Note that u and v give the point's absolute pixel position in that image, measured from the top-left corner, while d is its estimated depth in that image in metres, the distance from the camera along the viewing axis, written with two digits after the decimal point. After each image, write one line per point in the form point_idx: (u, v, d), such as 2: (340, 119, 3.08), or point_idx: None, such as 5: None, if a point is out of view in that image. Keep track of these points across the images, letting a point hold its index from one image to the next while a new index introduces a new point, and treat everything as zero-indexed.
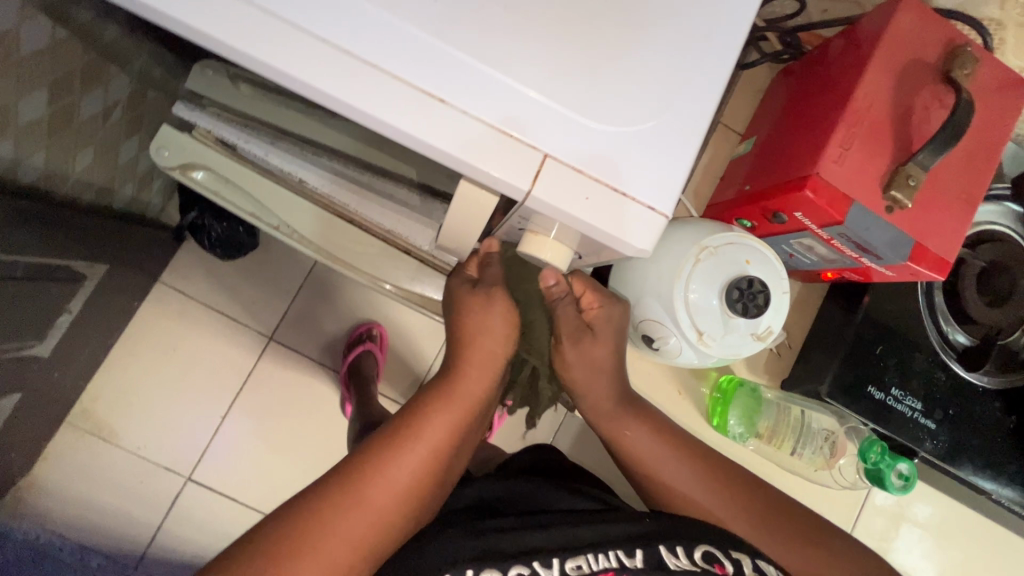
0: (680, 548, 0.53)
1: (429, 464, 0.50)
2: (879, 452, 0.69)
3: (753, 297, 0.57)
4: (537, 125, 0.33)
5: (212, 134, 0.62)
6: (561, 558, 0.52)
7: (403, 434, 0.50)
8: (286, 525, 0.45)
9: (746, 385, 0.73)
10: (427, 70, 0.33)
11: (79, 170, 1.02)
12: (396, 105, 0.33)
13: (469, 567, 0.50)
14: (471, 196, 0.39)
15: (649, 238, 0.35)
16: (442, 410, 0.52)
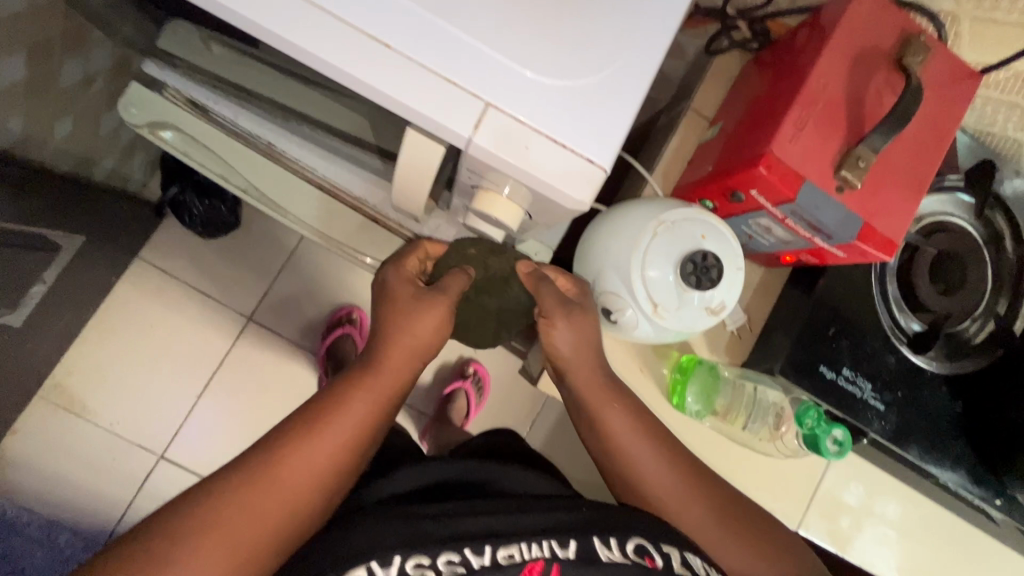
0: (613, 540, 0.51)
1: (348, 449, 0.49)
2: (814, 416, 0.69)
3: (707, 270, 0.58)
4: (481, 74, 0.34)
5: (184, 95, 0.62)
6: (493, 546, 0.49)
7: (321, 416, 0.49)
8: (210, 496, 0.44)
9: (705, 363, 0.74)
10: (372, 14, 0.34)
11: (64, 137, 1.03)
12: (341, 50, 0.33)
13: (396, 555, 0.46)
14: (421, 156, 0.39)
15: (586, 188, 0.36)
16: (363, 391, 0.51)
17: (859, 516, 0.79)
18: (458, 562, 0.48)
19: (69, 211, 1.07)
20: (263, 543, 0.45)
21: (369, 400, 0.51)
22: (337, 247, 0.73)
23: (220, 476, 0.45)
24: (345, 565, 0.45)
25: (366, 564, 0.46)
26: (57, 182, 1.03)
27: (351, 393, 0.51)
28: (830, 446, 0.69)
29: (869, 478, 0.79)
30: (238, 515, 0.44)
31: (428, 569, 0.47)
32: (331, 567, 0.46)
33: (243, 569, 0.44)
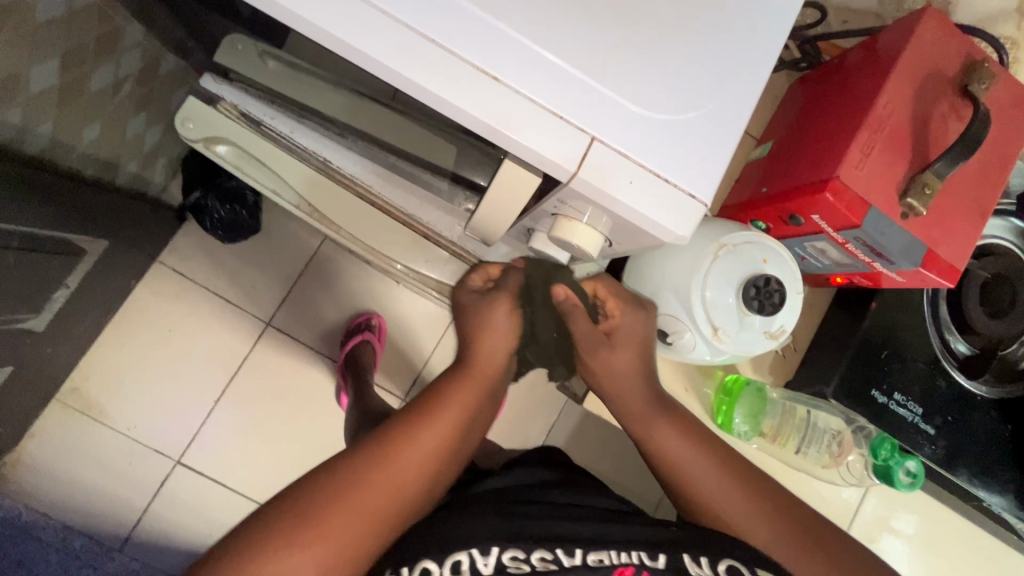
0: (704, 559, 0.51)
1: (441, 451, 0.50)
2: (889, 449, 0.70)
3: (769, 294, 0.58)
4: (589, 109, 0.34)
5: (239, 109, 0.62)
6: (584, 549, 0.51)
7: (423, 415, 0.50)
8: (314, 487, 0.45)
9: (752, 384, 0.73)
10: (480, 44, 0.33)
11: (92, 142, 1.03)
12: (447, 80, 0.33)
13: (495, 546, 0.50)
14: (508, 185, 0.39)
15: (688, 222, 0.35)
16: (463, 392, 0.52)
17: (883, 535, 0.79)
18: (551, 559, 0.50)
19: (93, 215, 1.06)
20: (360, 539, 0.45)
21: (468, 399, 0.52)
22: (385, 261, 0.74)
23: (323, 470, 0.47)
24: (448, 548, 0.49)
25: (470, 550, 0.49)
26: (84, 187, 1.02)
27: (449, 394, 0.52)
28: (902, 478, 0.70)
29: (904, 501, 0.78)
30: (340, 510, 0.45)
31: (524, 563, 0.50)
32: (435, 548, 0.49)
33: (341, 564, 0.45)
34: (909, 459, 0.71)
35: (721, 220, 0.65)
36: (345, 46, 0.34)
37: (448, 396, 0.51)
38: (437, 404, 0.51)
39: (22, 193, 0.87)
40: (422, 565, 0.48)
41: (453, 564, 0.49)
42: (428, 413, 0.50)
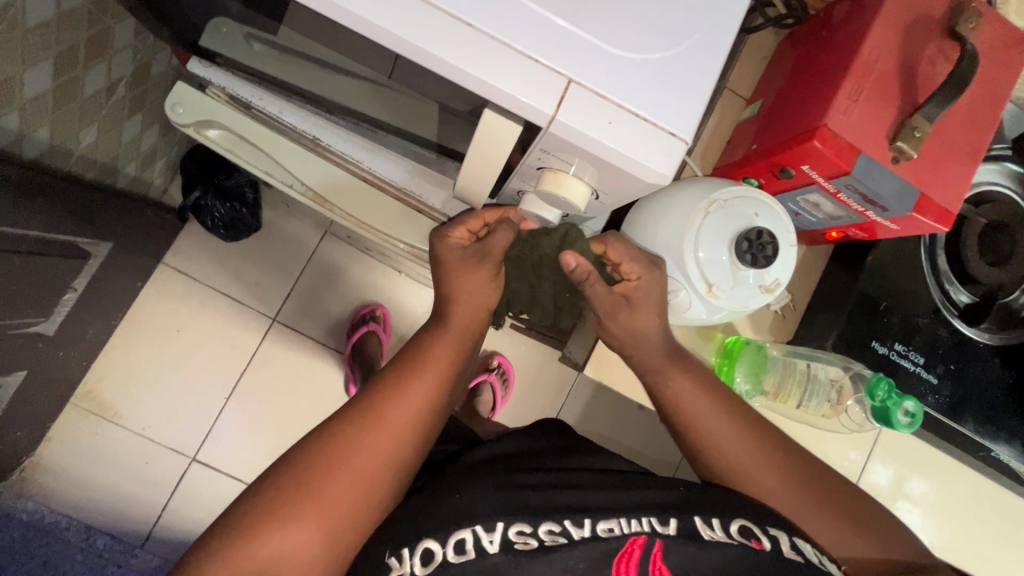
0: (715, 521, 0.51)
1: (427, 411, 0.50)
2: (887, 388, 0.65)
3: (762, 247, 0.58)
4: (565, 52, 0.34)
5: (228, 92, 0.64)
6: (593, 519, 0.50)
7: (396, 386, 0.50)
8: (300, 464, 0.46)
9: (752, 343, 0.72)
10: None
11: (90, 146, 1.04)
12: (422, 31, 0.34)
13: (500, 521, 0.50)
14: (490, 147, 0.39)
15: (668, 161, 0.36)
16: (435, 360, 0.52)
17: (896, 497, 0.76)
18: (559, 531, 0.50)
19: (98, 218, 1.08)
20: (350, 511, 0.46)
21: (441, 366, 0.52)
22: (385, 240, 0.73)
23: (308, 445, 0.48)
24: (451, 528, 0.49)
25: (475, 528, 0.49)
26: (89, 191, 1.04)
27: (423, 357, 0.52)
28: (900, 418, 0.66)
29: (914, 456, 0.76)
30: (327, 483, 0.46)
31: (531, 537, 0.49)
32: (438, 528, 0.49)
33: (335, 536, 0.46)
34: (906, 399, 0.66)
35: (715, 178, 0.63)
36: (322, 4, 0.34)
37: (421, 365, 0.51)
38: (408, 374, 0.50)
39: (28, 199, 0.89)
40: (425, 545, 0.48)
41: (457, 543, 0.48)
42: (406, 376, 0.50)
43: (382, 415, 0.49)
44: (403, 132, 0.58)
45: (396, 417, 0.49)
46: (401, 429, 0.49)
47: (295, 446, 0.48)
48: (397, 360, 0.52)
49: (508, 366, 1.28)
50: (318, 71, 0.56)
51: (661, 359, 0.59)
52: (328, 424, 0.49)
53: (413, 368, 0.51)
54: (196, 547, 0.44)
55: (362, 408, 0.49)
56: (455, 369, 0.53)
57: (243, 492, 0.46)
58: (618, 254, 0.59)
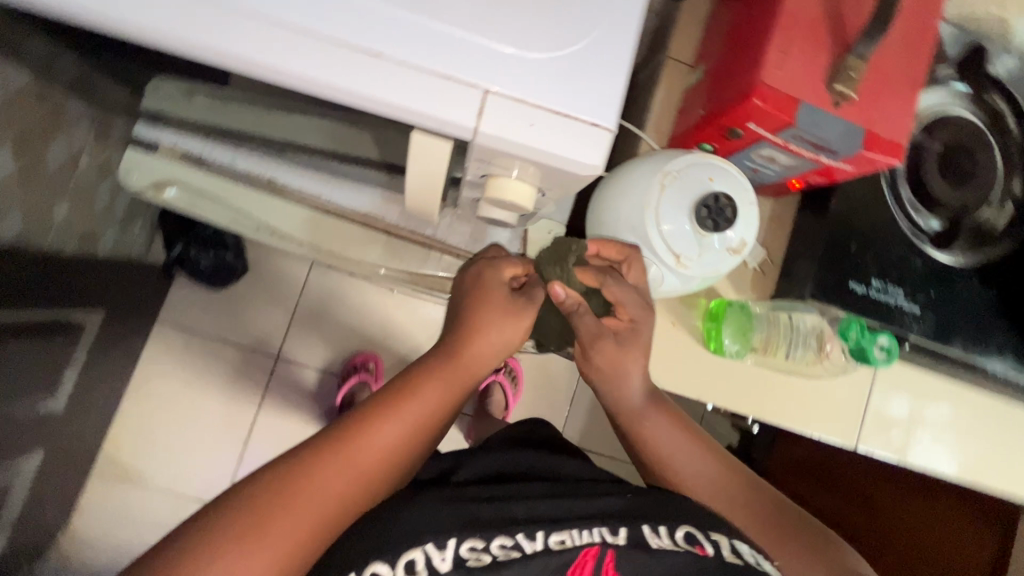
0: (662, 529, 0.53)
1: (404, 444, 0.50)
2: (859, 328, 0.68)
3: (721, 211, 0.58)
4: (474, 64, 0.35)
5: (179, 149, 0.65)
6: (545, 532, 0.51)
7: (379, 412, 0.50)
8: (270, 486, 0.45)
9: (734, 304, 0.73)
10: (358, 27, 0.35)
11: (65, 224, 1.00)
12: (335, 67, 0.35)
13: (452, 537, 0.50)
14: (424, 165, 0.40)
15: (596, 151, 0.37)
16: (429, 388, 0.52)
17: (911, 428, 0.76)
18: (511, 546, 0.50)
19: (84, 287, 1.09)
20: (309, 536, 0.45)
21: (430, 400, 0.51)
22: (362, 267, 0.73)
23: (279, 465, 0.46)
24: (400, 547, 0.48)
25: (426, 544, 0.49)
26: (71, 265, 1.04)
27: (412, 390, 0.51)
28: (877, 354, 0.69)
29: (919, 383, 0.77)
30: (292, 506, 0.45)
31: (483, 553, 0.49)
32: (386, 549, 0.48)
33: (290, 560, 0.44)
34: (882, 335, 0.70)
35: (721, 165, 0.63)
36: (237, 59, 0.35)
37: (409, 398, 0.51)
38: (396, 402, 0.50)
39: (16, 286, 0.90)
40: (371, 569, 0.47)
41: (407, 563, 0.48)
42: (391, 407, 0.50)
43: (359, 439, 0.48)
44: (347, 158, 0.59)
45: (373, 443, 0.49)
46: (374, 455, 0.49)
47: (274, 458, 0.48)
48: (388, 385, 0.53)
49: (517, 364, 1.28)
50: (271, 111, 0.56)
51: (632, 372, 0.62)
52: (306, 441, 0.49)
53: (401, 395, 0.51)
54: (154, 553, 0.41)
55: (343, 428, 0.49)
56: (443, 408, 0.53)
57: (202, 508, 0.44)
58: (624, 291, 0.59)
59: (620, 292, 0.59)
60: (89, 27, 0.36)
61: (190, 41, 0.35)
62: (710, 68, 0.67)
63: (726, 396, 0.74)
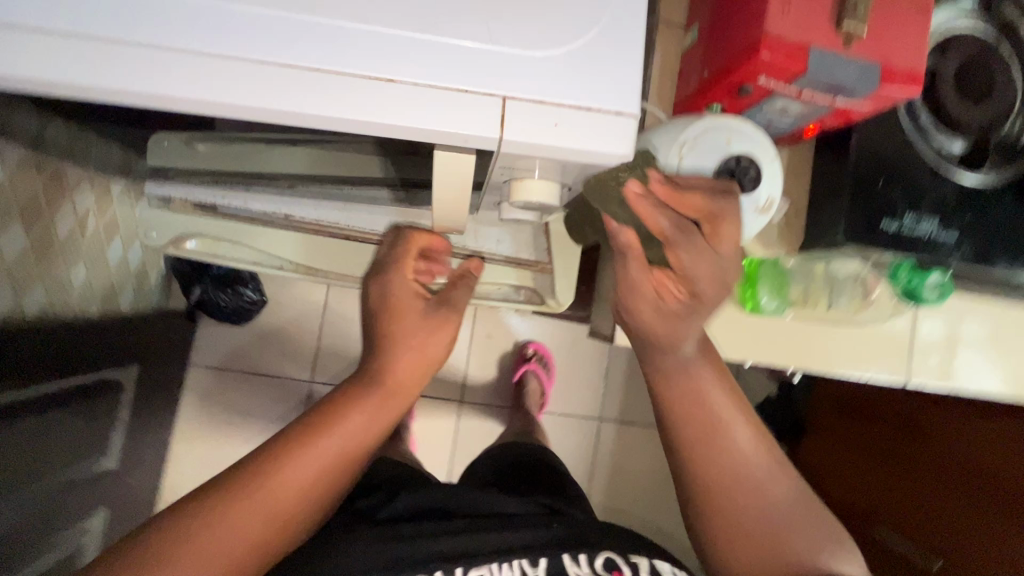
0: (582, 557, 0.58)
1: (326, 472, 0.48)
2: (909, 271, 0.72)
3: (745, 172, 0.57)
4: (486, 72, 0.35)
5: (191, 201, 0.65)
6: (465, 567, 0.56)
7: (297, 442, 0.48)
8: (183, 520, 0.44)
9: (764, 262, 0.73)
10: (364, 56, 0.34)
11: (87, 291, 1.02)
12: (345, 100, 0.35)
13: None
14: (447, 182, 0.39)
15: (623, 139, 0.36)
16: (354, 412, 0.50)
17: (950, 348, 0.76)
18: None
19: (117, 346, 1.11)
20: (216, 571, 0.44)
21: (354, 430, 0.49)
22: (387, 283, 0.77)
23: (194, 497, 0.46)
24: None
25: None
26: (101, 327, 1.07)
27: (337, 414, 0.49)
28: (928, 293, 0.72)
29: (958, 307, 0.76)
30: (201, 540, 0.44)
31: None
32: None
33: None
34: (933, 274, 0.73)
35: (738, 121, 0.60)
36: (248, 111, 0.35)
37: (333, 424, 0.49)
38: (319, 427, 0.49)
39: (56, 357, 0.93)
40: None
41: None
42: (311, 433, 0.48)
43: (276, 472, 0.47)
44: (354, 184, 0.57)
45: (290, 476, 0.47)
46: (292, 486, 0.47)
47: (192, 490, 0.47)
48: (311, 410, 0.51)
49: (545, 351, 1.35)
50: (264, 146, 0.58)
51: (685, 345, 0.58)
52: (225, 470, 0.48)
53: (323, 423, 0.49)
54: None
55: (262, 458, 0.47)
56: (371, 433, 0.50)
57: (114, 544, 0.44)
58: (701, 263, 0.52)
59: (695, 268, 0.52)
60: (91, 99, 0.36)
61: (193, 96, 0.34)
62: (706, 26, 0.65)
63: (769, 354, 0.74)
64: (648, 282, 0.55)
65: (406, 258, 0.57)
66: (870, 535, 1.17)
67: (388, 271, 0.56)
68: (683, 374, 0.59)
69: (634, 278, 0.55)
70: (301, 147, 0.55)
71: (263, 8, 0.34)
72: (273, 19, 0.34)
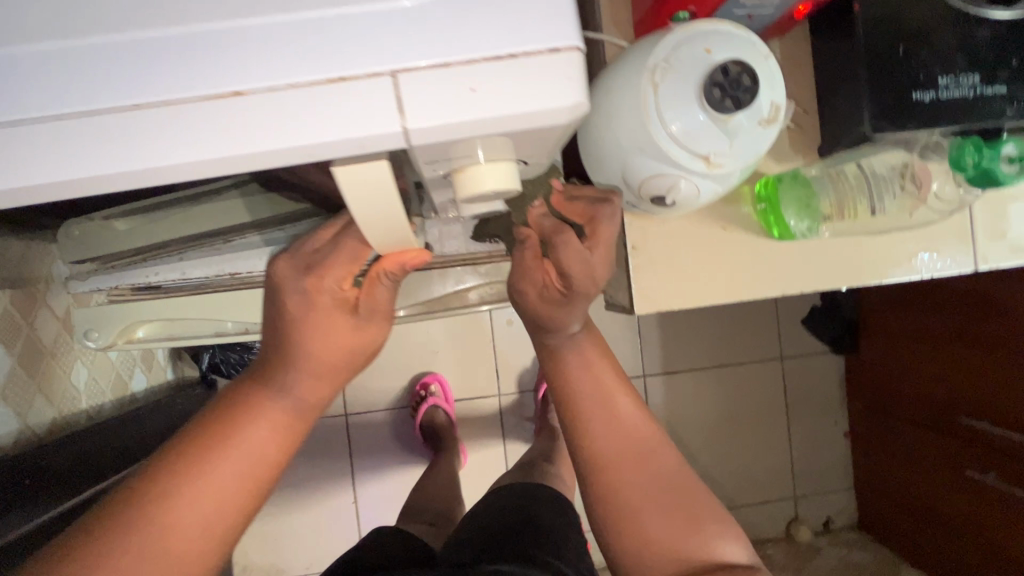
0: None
1: (228, 497, 0.37)
2: (974, 153, 0.58)
3: (737, 82, 0.45)
4: (358, 43, 0.25)
5: (126, 286, 0.58)
6: None
7: (181, 471, 0.36)
8: None
9: (785, 177, 0.63)
10: (192, 70, 0.25)
11: (95, 381, 0.94)
12: (193, 135, 0.26)
13: None
14: (371, 205, 0.31)
15: (569, 84, 0.26)
16: (258, 419, 0.38)
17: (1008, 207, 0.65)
18: None
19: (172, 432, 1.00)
20: None
21: (261, 450, 0.38)
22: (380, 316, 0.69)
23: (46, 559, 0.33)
24: None
25: None
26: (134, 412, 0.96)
27: (235, 424, 0.38)
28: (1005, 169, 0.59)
29: None
30: None
31: None
32: None
33: None
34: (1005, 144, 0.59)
35: (699, 33, 0.49)
36: (121, 178, 0.27)
37: (232, 435, 0.37)
38: (214, 442, 0.37)
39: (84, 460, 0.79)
40: None
41: None
42: (203, 452, 0.36)
43: (152, 516, 0.35)
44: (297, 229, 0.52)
45: (176, 518, 0.35)
46: (172, 543, 0.35)
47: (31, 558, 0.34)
48: (195, 422, 0.38)
49: None
50: (199, 204, 0.52)
51: (575, 326, 0.51)
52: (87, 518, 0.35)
53: (214, 443, 0.37)
54: None
55: (129, 498, 0.35)
56: (283, 440, 0.39)
57: None
58: (573, 256, 0.47)
59: (565, 258, 0.47)
60: None
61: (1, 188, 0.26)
62: None
63: (813, 281, 0.65)
64: (534, 269, 0.51)
65: (350, 264, 0.39)
66: (948, 427, 1.08)
67: (320, 270, 0.38)
68: (578, 355, 0.51)
69: (518, 263, 0.52)
70: (232, 191, 0.51)
71: (76, 36, 0.24)
72: (58, 54, 0.24)
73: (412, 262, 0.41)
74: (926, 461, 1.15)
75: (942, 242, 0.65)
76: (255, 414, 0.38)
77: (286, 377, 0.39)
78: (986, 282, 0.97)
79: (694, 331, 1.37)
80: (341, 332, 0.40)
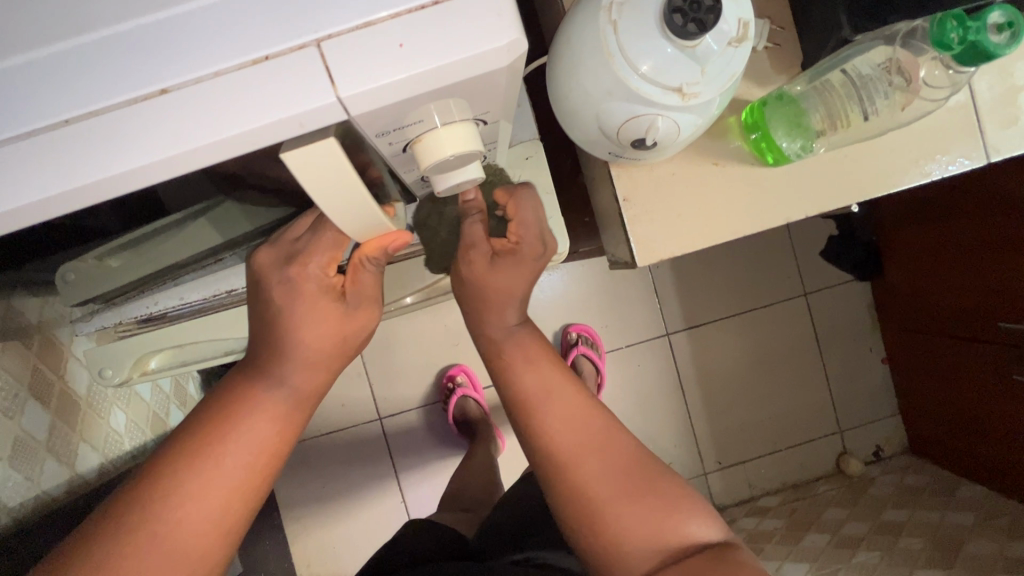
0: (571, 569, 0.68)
1: (235, 484, 0.39)
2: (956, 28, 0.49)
3: (696, 4, 0.43)
4: (279, 15, 0.24)
5: (130, 320, 0.60)
6: None
7: (189, 464, 0.38)
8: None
9: (769, 99, 0.61)
10: (108, 76, 0.24)
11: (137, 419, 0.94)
12: (118, 143, 0.25)
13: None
14: (330, 186, 0.30)
15: (496, 22, 0.25)
16: (256, 411, 0.40)
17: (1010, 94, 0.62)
18: None
19: None
20: None
21: (261, 439, 0.40)
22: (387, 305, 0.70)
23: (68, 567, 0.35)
24: None
25: None
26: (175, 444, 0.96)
27: (235, 414, 0.39)
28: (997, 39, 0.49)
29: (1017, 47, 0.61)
30: None
31: None
32: None
33: None
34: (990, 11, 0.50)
35: None
36: (91, 190, 0.25)
37: (233, 425, 0.39)
38: (217, 433, 0.39)
39: None
40: None
41: None
42: (206, 443, 0.38)
43: (167, 506, 0.37)
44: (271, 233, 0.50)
45: (185, 510, 0.37)
46: (187, 530, 0.37)
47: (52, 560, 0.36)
48: (197, 417, 0.40)
49: (587, 330, 1.29)
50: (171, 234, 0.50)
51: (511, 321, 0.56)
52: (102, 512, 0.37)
53: (219, 435, 0.39)
54: None
55: (142, 494, 0.37)
56: (282, 428, 0.41)
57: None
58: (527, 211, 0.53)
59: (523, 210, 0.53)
60: None
61: None
62: None
63: (814, 202, 0.63)
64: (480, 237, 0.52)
65: (333, 249, 0.40)
66: (985, 334, 1.05)
67: (302, 258, 0.40)
68: (518, 352, 0.55)
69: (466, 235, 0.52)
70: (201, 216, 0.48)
71: None
72: None
73: (394, 245, 0.40)
74: (973, 374, 1.10)
75: (943, 141, 0.62)
76: (252, 406, 0.40)
77: (280, 370, 0.41)
78: (995, 177, 0.93)
79: (712, 280, 1.34)
80: (324, 321, 0.41)
